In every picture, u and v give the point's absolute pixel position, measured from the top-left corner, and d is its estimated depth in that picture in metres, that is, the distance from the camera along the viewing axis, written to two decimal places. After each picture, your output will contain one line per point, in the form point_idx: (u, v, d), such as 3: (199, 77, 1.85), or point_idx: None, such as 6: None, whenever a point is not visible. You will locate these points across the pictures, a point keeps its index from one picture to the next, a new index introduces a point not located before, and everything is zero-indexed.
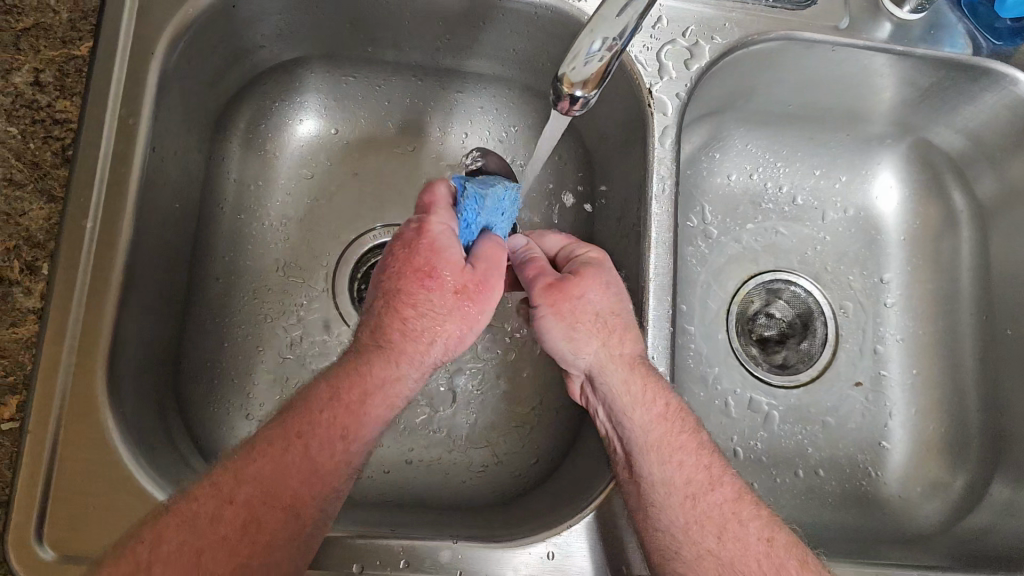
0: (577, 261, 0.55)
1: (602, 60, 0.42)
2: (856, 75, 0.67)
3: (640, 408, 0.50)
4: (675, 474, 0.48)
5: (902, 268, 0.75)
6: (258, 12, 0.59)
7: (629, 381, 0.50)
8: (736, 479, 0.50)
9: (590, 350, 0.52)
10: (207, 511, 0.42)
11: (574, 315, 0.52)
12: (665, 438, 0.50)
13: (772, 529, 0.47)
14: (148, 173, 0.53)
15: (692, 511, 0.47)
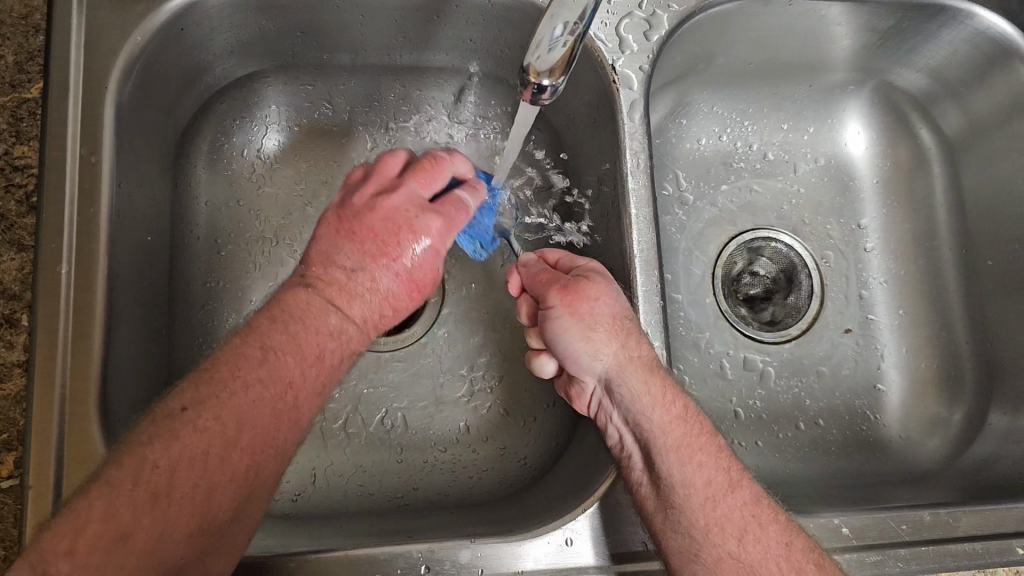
0: (582, 271, 0.55)
1: (567, 44, 0.41)
2: (814, 26, 0.67)
3: (660, 407, 0.49)
4: (696, 477, 0.47)
5: (879, 211, 0.76)
6: (207, 32, 0.58)
7: (649, 381, 0.49)
8: (753, 480, 0.48)
9: (608, 351, 0.50)
10: (211, 447, 0.42)
11: (592, 315, 0.51)
12: (684, 439, 0.48)
13: (789, 532, 0.46)
14: (115, 210, 0.52)
15: (712, 514, 0.45)
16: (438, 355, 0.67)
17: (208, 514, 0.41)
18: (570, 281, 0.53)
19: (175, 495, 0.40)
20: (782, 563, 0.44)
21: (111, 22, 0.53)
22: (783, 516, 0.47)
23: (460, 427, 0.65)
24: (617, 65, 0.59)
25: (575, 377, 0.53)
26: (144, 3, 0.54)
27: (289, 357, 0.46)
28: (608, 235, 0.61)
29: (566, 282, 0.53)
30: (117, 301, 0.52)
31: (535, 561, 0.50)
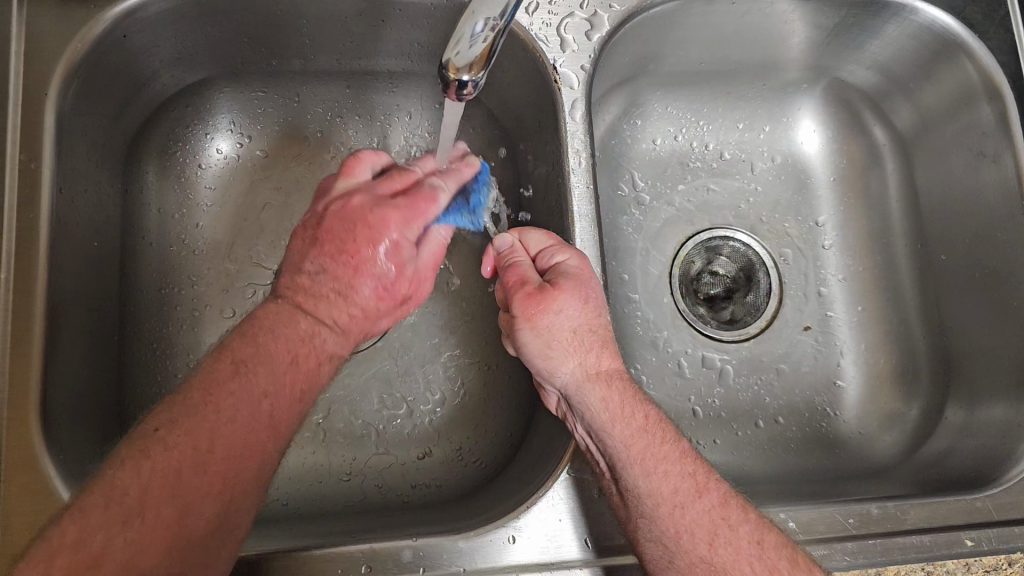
0: (556, 271, 0.53)
1: (487, 40, 0.42)
2: (762, 24, 0.67)
3: (619, 422, 0.48)
4: (662, 485, 0.46)
5: (835, 208, 0.76)
6: (152, 37, 0.58)
7: (609, 394, 0.49)
8: (720, 480, 0.47)
9: (566, 367, 0.50)
10: (182, 462, 0.40)
11: (549, 331, 0.50)
12: (648, 449, 0.47)
13: (762, 530, 0.44)
14: (58, 215, 0.53)
15: (681, 521, 0.44)
16: (393, 358, 0.67)
17: (193, 522, 0.39)
18: (538, 288, 0.52)
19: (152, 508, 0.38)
20: (755, 564, 0.43)
21: (53, 29, 0.54)
22: (756, 513, 0.46)
23: (414, 430, 0.65)
24: (559, 64, 0.59)
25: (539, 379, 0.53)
26: (85, 9, 0.55)
27: (261, 371, 0.45)
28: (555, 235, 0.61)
29: (534, 287, 0.52)
30: (60, 305, 0.52)
31: (507, 556, 0.50)
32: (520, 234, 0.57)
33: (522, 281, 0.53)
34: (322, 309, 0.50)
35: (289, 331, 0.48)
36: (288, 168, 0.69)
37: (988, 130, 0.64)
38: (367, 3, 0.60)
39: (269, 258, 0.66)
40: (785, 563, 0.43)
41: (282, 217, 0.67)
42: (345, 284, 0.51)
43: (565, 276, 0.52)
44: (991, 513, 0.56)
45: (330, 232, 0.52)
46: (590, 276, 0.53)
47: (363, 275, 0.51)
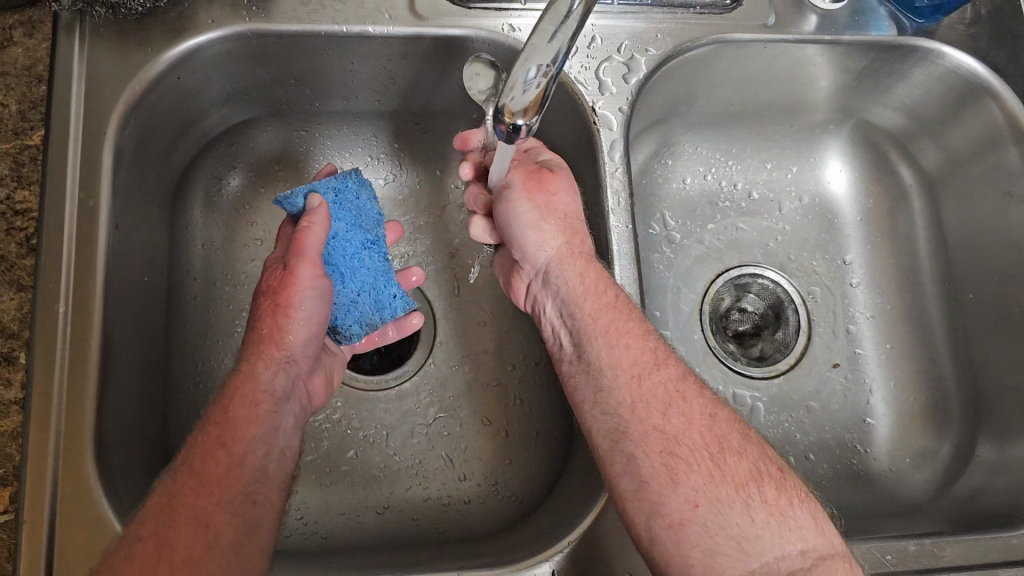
0: (549, 165, 0.60)
1: (540, 86, 0.44)
2: (792, 68, 0.69)
3: (591, 296, 0.55)
4: (623, 357, 0.53)
5: (863, 247, 0.77)
6: (202, 79, 0.60)
7: (586, 272, 0.56)
8: (678, 361, 0.54)
9: (550, 243, 0.57)
10: (164, 540, 0.44)
11: (546, 207, 0.57)
12: (614, 323, 0.54)
13: (714, 407, 0.51)
14: (113, 251, 0.54)
15: (639, 391, 0.51)
16: (430, 392, 0.68)
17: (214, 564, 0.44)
18: (535, 170, 0.59)
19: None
20: (703, 433, 0.49)
21: (113, 72, 0.56)
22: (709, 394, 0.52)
23: (450, 464, 0.66)
24: (598, 106, 0.61)
25: (518, 255, 0.60)
26: (143, 52, 0.57)
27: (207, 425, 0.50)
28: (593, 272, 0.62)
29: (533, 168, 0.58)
30: (114, 338, 0.54)
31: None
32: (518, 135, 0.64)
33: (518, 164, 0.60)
34: (277, 341, 0.55)
35: (246, 389, 0.52)
36: None
37: (1015, 171, 0.65)
38: (411, 48, 0.62)
39: None
40: (734, 435, 0.50)
41: None
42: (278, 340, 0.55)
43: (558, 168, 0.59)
44: None
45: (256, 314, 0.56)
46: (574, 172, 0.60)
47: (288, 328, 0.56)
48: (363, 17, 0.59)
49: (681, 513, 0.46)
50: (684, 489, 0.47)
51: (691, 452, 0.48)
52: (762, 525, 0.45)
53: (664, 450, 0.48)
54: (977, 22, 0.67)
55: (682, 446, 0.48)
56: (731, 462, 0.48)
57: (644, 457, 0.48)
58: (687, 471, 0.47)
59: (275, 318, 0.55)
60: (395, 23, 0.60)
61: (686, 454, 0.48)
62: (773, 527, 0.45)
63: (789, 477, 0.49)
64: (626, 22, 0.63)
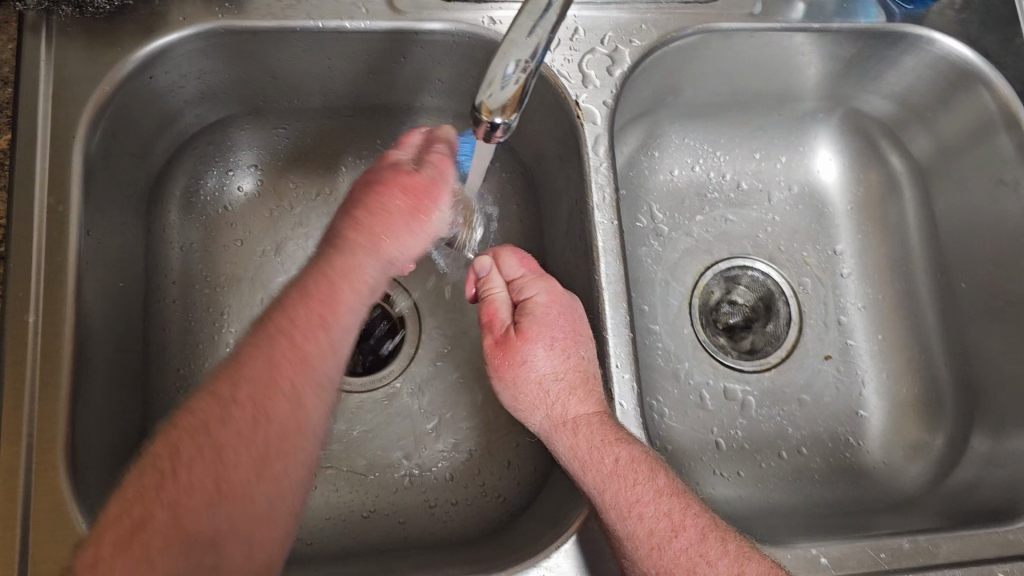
0: (526, 313, 0.56)
1: (518, 81, 0.42)
2: (780, 57, 0.68)
3: (590, 470, 0.49)
4: (638, 528, 0.46)
5: (854, 237, 0.76)
6: (175, 77, 0.59)
7: (577, 443, 0.50)
8: (699, 513, 0.47)
9: (537, 419, 0.54)
10: (262, 408, 0.41)
11: (516, 381, 0.54)
12: (620, 495, 0.47)
13: (743, 560, 0.44)
14: (85, 257, 0.53)
15: (660, 563, 0.45)
16: (415, 393, 0.67)
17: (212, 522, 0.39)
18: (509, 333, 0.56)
19: (239, 472, 0.39)
20: None
21: (81, 72, 0.54)
22: (735, 543, 0.45)
23: (437, 466, 0.65)
24: (581, 99, 0.60)
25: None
26: (112, 52, 0.55)
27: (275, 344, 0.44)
28: (579, 269, 0.61)
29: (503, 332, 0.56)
30: (87, 347, 0.52)
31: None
32: (495, 254, 0.60)
33: (496, 319, 0.57)
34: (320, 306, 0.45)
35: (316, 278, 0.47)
36: (290, 188, 0.69)
37: (1008, 158, 0.64)
38: (390, 42, 0.60)
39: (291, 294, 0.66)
40: None
41: (303, 252, 0.68)
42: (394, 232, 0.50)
43: (528, 321, 0.55)
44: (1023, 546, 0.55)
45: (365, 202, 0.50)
46: (556, 314, 0.55)
47: (362, 268, 0.48)
48: (339, 11, 0.58)
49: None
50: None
51: None
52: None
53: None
54: (968, 8, 0.66)
55: None
56: None
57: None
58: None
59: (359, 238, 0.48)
60: (372, 17, 0.58)
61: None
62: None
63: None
64: (608, 13, 0.62)
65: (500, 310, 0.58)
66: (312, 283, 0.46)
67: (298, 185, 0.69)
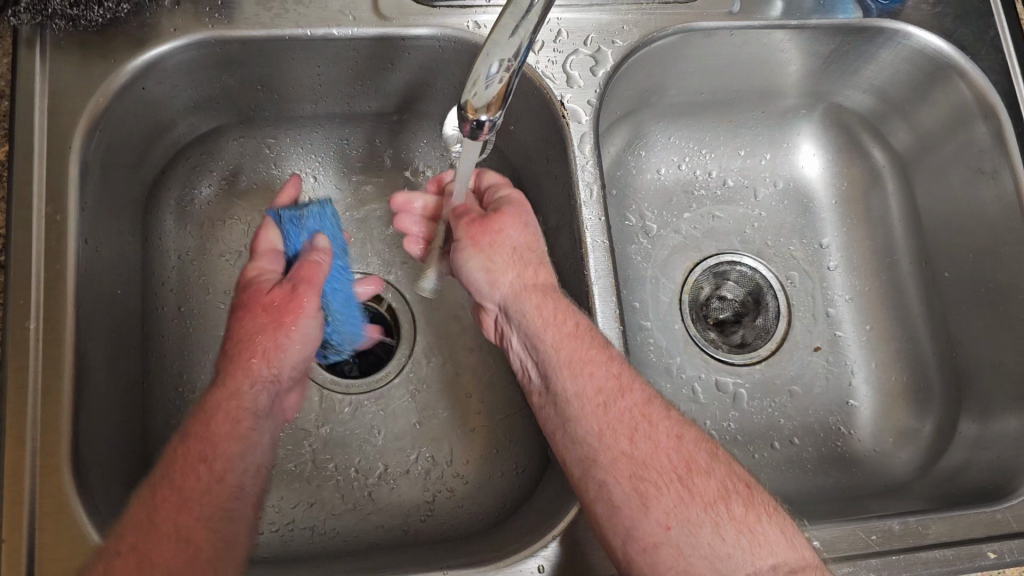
0: (500, 203, 0.57)
1: (502, 81, 0.44)
2: (759, 54, 0.69)
3: (550, 326, 0.51)
4: (589, 387, 0.49)
5: (839, 230, 0.77)
6: (168, 87, 0.60)
7: (543, 305, 0.52)
8: (644, 383, 0.50)
9: (505, 280, 0.54)
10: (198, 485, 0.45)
11: (491, 247, 0.54)
12: (578, 354, 0.50)
13: (681, 427, 0.48)
14: (83, 266, 0.54)
15: (605, 419, 0.47)
16: (410, 394, 0.68)
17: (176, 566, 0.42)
18: (481, 215, 0.56)
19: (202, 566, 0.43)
20: (671, 454, 0.46)
21: (76, 83, 0.56)
22: (675, 412, 0.49)
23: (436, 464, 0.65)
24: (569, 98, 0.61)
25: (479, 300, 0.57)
26: (105, 64, 0.56)
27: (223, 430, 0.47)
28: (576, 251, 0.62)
29: (478, 215, 0.56)
30: (88, 351, 0.53)
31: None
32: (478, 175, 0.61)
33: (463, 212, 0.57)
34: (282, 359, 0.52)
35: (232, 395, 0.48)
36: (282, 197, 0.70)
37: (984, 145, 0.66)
38: (377, 49, 0.61)
39: None
40: (704, 456, 0.47)
41: None
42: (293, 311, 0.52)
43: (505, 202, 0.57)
44: (1010, 525, 0.56)
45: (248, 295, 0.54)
46: (529, 208, 0.57)
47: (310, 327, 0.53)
48: (326, 19, 0.59)
49: (655, 537, 0.43)
50: (659, 512, 0.44)
51: (662, 477, 0.45)
52: (733, 544, 0.43)
53: (634, 475, 0.45)
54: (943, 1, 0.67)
55: (651, 470, 0.45)
56: (700, 482, 0.45)
57: (615, 485, 0.45)
58: (657, 494, 0.45)
59: (254, 319, 0.51)
60: (359, 24, 0.59)
61: (655, 479, 0.45)
62: (744, 545, 0.43)
63: (755, 487, 0.46)
64: (590, 16, 0.64)
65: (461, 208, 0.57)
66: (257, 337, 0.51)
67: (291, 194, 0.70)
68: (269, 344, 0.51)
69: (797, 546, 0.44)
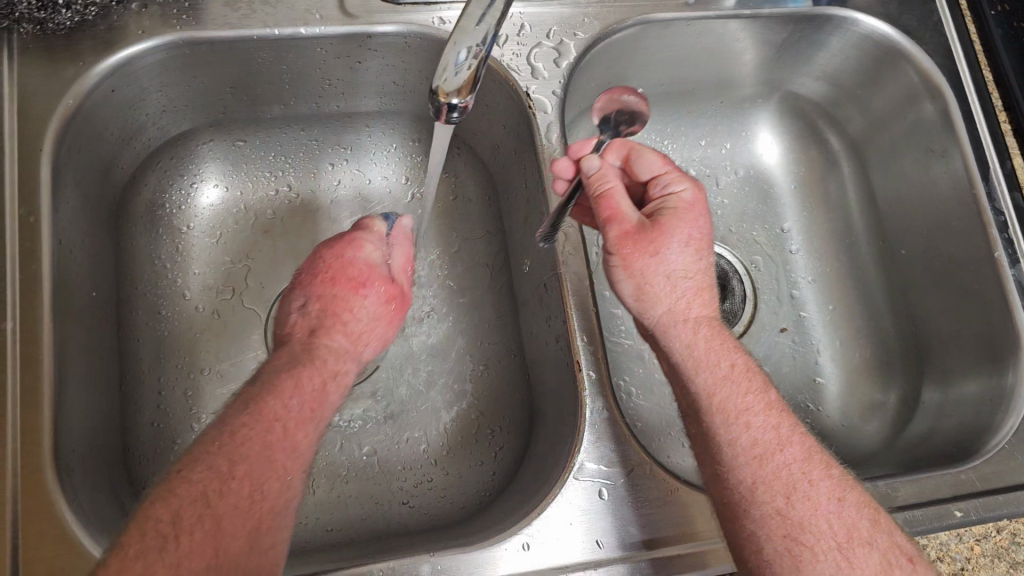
0: (662, 212, 0.55)
1: (471, 67, 0.45)
2: (716, 45, 0.71)
3: (704, 370, 0.50)
4: (742, 438, 0.47)
5: (799, 215, 0.80)
6: (137, 88, 0.60)
7: (695, 341, 0.51)
8: (804, 434, 0.48)
9: (655, 311, 0.53)
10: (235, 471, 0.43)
11: (644, 274, 0.52)
12: (732, 399, 0.48)
13: (842, 488, 0.46)
14: (57, 268, 0.54)
15: (761, 472, 0.45)
16: (389, 389, 0.68)
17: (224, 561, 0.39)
18: (640, 228, 0.53)
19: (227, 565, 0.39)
20: (833, 520, 0.44)
21: (45, 87, 0.56)
22: (838, 471, 0.47)
23: (419, 455, 0.66)
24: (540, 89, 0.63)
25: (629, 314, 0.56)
26: (74, 66, 0.57)
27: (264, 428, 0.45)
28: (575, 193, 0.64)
29: (634, 226, 0.53)
30: (65, 350, 0.53)
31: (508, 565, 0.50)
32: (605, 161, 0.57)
33: (619, 215, 0.54)
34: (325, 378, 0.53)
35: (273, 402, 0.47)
36: (254, 199, 0.71)
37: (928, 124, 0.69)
38: (344, 46, 0.62)
39: (263, 297, 0.68)
40: (866, 522, 0.45)
41: (270, 258, 0.70)
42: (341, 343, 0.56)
43: (667, 213, 0.54)
44: (976, 484, 0.58)
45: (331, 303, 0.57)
46: (696, 222, 0.54)
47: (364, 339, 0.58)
48: (295, 18, 0.60)
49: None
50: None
51: (818, 539, 0.43)
52: None
53: (789, 535, 0.44)
54: None
55: (808, 533, 0.44)
56: (861, 553, 0.43)
57: (767, 541, 0.44)
58: (814, 560, 0.43)
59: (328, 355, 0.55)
60: (327, 22, 0.60)
61: (813, 543, 0.43)
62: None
63: (919, 561, 0.44)
64: (552, 10, 0.66)
65: (619, 206, 0.55)
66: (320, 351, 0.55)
67: (262, 196, 0.71)
68: (362, 323, 0.58)
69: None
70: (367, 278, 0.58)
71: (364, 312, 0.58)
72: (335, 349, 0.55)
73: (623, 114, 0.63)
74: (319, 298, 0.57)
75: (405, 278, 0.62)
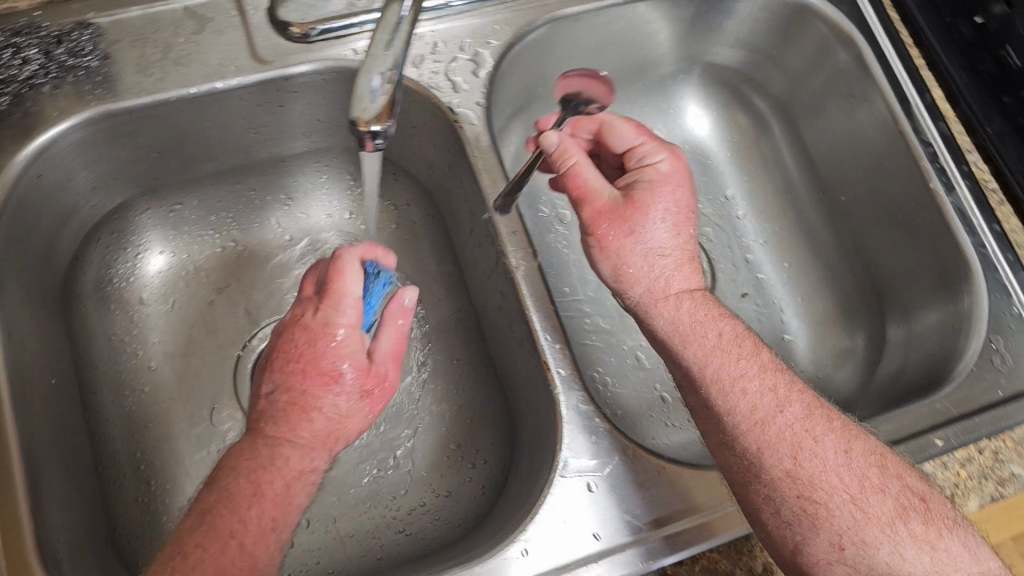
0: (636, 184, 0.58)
1: (387, 91, 0.46)
2: (628, 31, 0.72)
3: (693, 343, 0.53)
4: (740, 404, 0.50)
5: (739, 181, 0.81)
6: (62, 170, 0.60)
7: (679, 316, 0.54)
8: (801, 392, 0.51)
9: (634, 291, 0.56)
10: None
11: (619, 254, 0.56)
12: (723, 368, 0.52)
13: (847, 437, 0.49)
14: (13, 362, 0.54)
15: (764, 437, 0.49)
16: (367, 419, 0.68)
17: None
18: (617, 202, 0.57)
19: None
20: (843, 472, 0.47)
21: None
22: (841, 423, 0.50)
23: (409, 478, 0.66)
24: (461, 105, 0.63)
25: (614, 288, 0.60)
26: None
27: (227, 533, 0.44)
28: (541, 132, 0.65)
29: (610, 201, 0.57)
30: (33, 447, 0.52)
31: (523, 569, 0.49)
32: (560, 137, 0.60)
33: (590, 193, 0.58)
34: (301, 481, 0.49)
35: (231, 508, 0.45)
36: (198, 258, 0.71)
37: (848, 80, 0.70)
38: (263, 94, 0.63)
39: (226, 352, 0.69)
40: (875, 470, 0.47)
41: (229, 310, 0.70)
42: (313, 444, 0.50)
43: (643, 187, 0.58)
44: (952, 411, 0.57)
45: (298, 391, 0.51)
46: (673, 189, 0.58)
47: (346, 423, 0.52)
48: (208, 73, 0.60)
49: (828, 555, 0.45)
50: (830, 532, 0.45)
51: (831, 495, 0.46)
52: (915, 563, 0.44)
53: (802, 495, 0.47)
54: None
55: (820, 490, 0.47)
56: (876, 501, 0.46)
57: (782, 504, 0.47)
58: (830, 517, 0.46)
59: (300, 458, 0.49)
60: (241, 73, 0.61)
61: (826, 499, 0.46)
62: (926, 563, 0.44)
63: (932, 499, 0.47)
64: (460, 21, 0.66)
65: (587, 180, 0.58)
66: (284, 428, 0.50)
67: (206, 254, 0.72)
68: (331, 422, 0.51)
69: (979, 556, 0.45)
70: (340, 366, 0.52)
71: (334, 410, 0.51)
72: (304, 448, 0.50)
73: (589, 100, 0.66)
74: (257, 459, 0.48)
75: (395, 362, 0.55)
